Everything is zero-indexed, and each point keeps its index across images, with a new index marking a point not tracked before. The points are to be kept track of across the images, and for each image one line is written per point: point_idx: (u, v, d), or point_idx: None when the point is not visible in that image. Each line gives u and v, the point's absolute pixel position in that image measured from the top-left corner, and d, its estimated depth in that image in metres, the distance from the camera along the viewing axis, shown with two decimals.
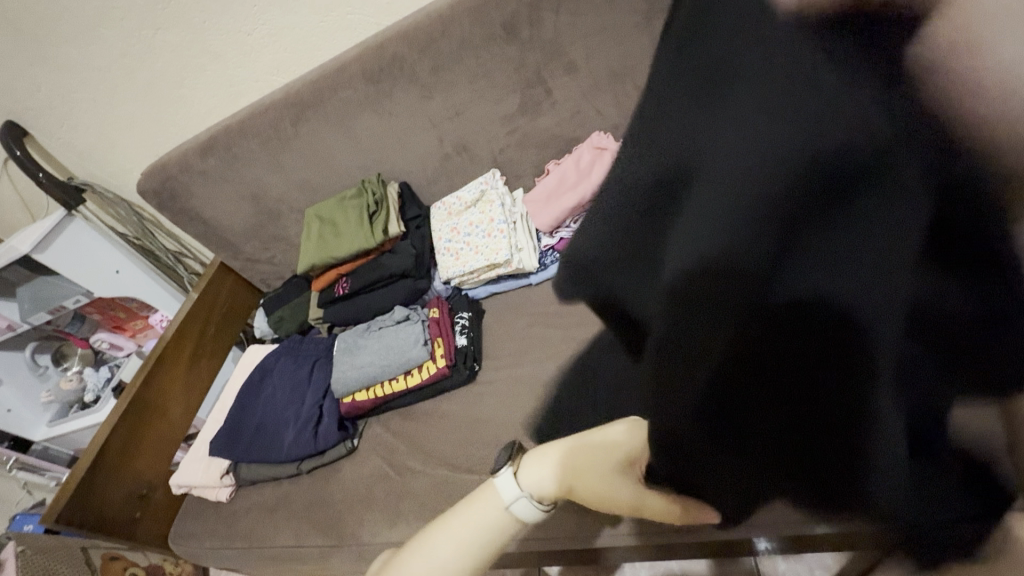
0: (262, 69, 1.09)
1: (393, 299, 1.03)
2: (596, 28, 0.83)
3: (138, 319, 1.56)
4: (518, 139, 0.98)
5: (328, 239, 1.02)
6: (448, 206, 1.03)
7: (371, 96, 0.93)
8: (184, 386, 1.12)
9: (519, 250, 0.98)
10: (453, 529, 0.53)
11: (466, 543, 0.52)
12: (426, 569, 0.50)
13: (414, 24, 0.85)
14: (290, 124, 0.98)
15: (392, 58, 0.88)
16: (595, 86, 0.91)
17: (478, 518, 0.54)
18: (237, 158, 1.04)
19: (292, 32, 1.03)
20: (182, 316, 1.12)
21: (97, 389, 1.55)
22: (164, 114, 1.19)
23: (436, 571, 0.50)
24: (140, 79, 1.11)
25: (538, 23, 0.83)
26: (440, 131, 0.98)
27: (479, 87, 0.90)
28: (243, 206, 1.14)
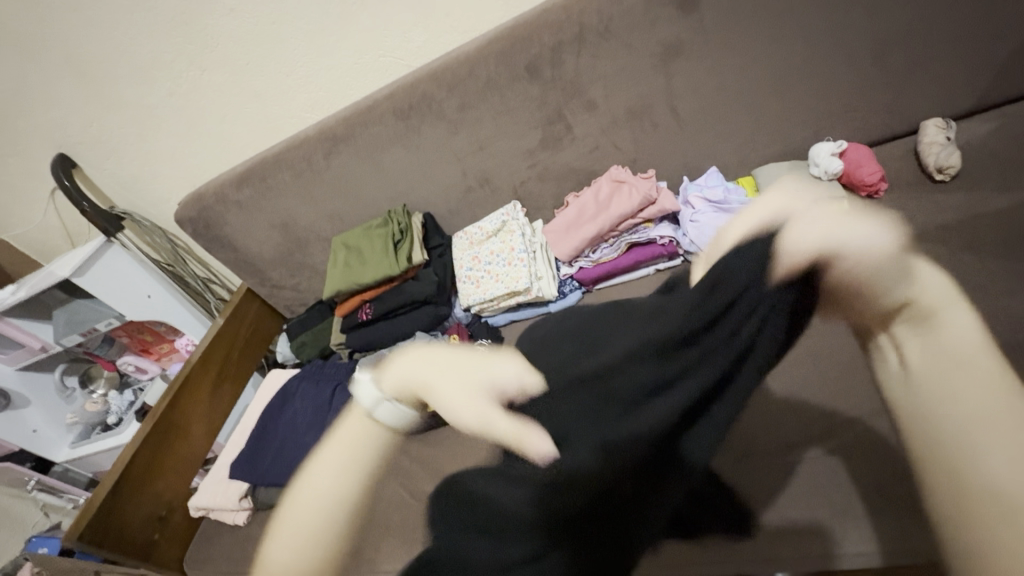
0: (298, 106, 1.16)
1: (415, 324, 1.06)
2: (615, 69, 0.88)
3: (165, 343, 1.58)
4: (539, 173, 1.02)
5: (354, 265, 1.06)
6: (470, 235, 1.06)
7: (400, 131, 0.98)
8: (207, 407, 1.15)
9: (539, 279, 1.00)
10: (334, 442, 0.57)
11: (341, 461, 0.54)
12: (307, 485, 0.53)
13: (443, 66, 0.90)
14: (322, 157, 1.03)
15: (421, 97, 0.93)
16: (614, 123, 0.94)
17: (357, 426, 0.58)
18: (271, 188, 1.09)
19: (328, 72, 1.10)
20: (209, 338, 1.15)
21: (120, 411, 1.58)
22: (204, 147, 1.26)
23: (315, 486, 0.53)
24: (184, 115, 1.19)
25: (560, 64, 0.87)
26: (464, 164, 1.02)
27: (503, 123, 0.95)
28: (273, 234, 1.18)
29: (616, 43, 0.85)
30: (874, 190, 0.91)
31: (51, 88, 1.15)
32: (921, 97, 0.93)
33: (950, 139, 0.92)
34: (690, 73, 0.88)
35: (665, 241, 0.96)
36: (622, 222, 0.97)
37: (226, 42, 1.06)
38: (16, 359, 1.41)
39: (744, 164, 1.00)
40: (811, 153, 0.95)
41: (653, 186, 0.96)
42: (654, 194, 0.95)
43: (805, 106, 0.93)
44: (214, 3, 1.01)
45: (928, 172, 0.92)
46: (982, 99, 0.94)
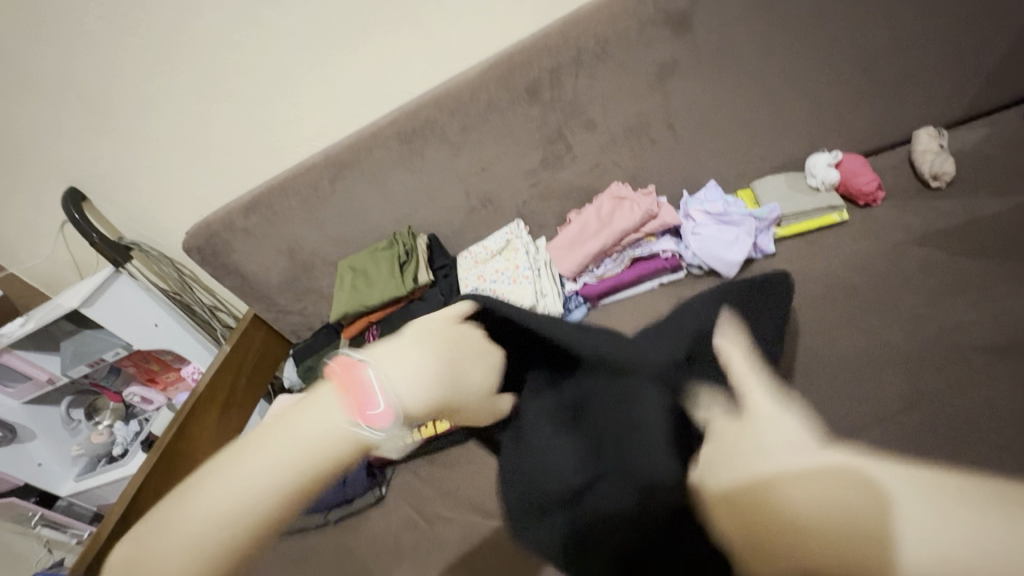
0: (304, 134, 1.19)
1: None
2: (612, 90, 0.90)
3: (171, 372, 1.59)
4: (540, 192, 1.04)
5: (361, 288, 1.06)
6: (475, 254, 1.07)
7: (404, 155, 1.00)
8: (215, 434, 1.15)
9: (544, 296, 1.00)
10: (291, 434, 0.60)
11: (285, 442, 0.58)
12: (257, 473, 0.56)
13: (445, 91, 0.93)
14: (328, 182, 1.05)
15: (424, 121, 0.96)
16: (613, 141, 0.96)
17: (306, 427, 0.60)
18: (278, 215, 1.12)
19: (333, 101, 1.13)
20: (216, 366, 1.16)
21: (125, 442, 1.57)
22: (213, 177, 1.29)
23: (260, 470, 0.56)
24: (192, 146, 1.22)
25: (559, 86, 0.89)
26: (466, 185, 1.04)
27: (504, 145, 0.97)
28: (279, 259, 1.20)
29: (612, 64, 0.87)
30: (873, 199, 0.93)
31: (65, 124, 1.19)
32: (912, 107, 0.94)
33: (943, 147, 0.93)
34: (687, 90, 0.90)
35: (668, 255, 0.97)
36: (625, 237, 0.98)
37: (236, 75, 1.10)
38: (23, 393, 1.42)
39: (743, 177, 1.01)
40: (807, 164, 0.96)
41: (654, 201, 0.97)
42: (655, 209, 0.97)
43: (800, 118, 0.95)
44: (223, 39, 1.05)
45: (923, 179, 0.93)
46: (973, 106, 0.95)
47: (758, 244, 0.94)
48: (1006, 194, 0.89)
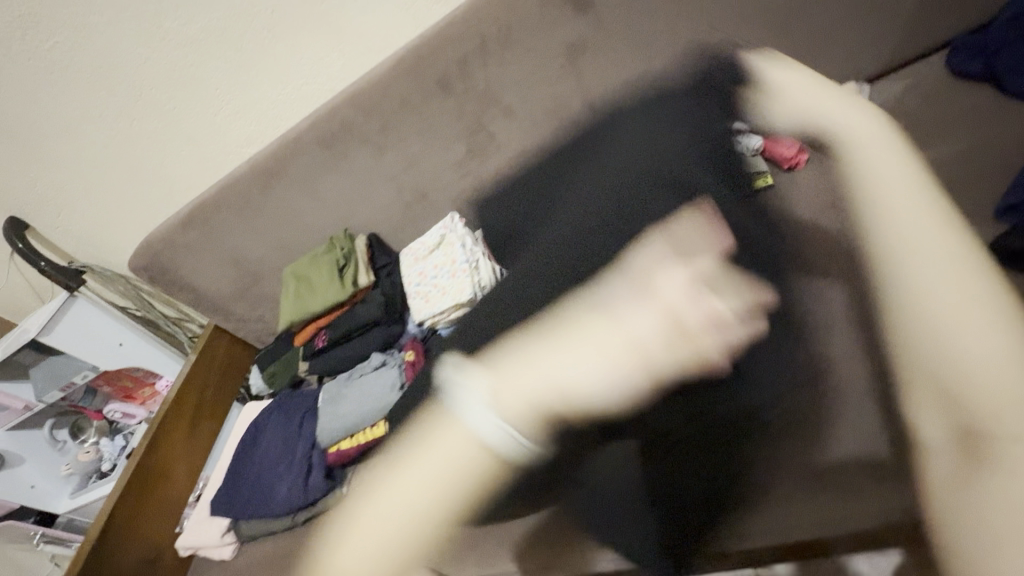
0: (233, 143, 1.17)
1: (368, 347, 1.05)
2: (525, 75, 0.88)
3: (146, 387, 1.59)
4: (472, 184, 1.03)
5: (304, 295, 1.06)
6: (414, 251, 1.06)
7: (328, 160, 0.99)
8: (188, 442, 1.23)
9: (483, 288, 0.99)
10: None
11: None
12: None
13: (358, 90, 0.91)
14: (258, 193, 1.05)
15: (342, 123, 0.94)
16: (535, 126, 0.94)
17: None
18: (215, 228, 1.12)
19: (254, 107, 1.11)
20: (179, 383, 1.21)
21: (113, 457, 1.60)
22: (151, 193, 1.27)
23: None
24: (122, 164, 1.19)
25: (470, 77, 0.87)
26: (397, 183, 1.03)
27: (427, 139, 0.96)
28: (228, 271, 1.22)
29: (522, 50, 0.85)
30: None
31: None
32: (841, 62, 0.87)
33: None
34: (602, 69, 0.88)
35: None
36: None
37: (151, 89, 1.07)
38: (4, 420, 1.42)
39: None
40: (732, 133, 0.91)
41: None
42: None
43: None
44: (128, 55, 1.01)
45: None
46: (922, 45, 0.86)
47: None
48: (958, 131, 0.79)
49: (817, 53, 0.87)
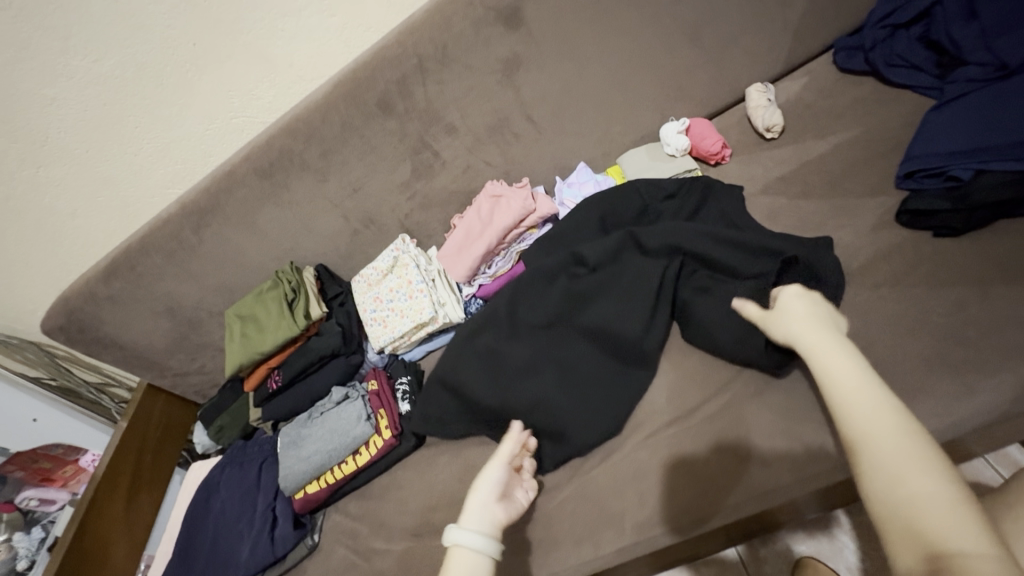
0: (156, 183, 1.07)
1: (328, 381, 1.00)
2: (464, 91, 0.89)
3: (69, 465, 1.36)
4: (420, 202, 1.02)
5: (252, 335, 0.99)
6: (367, 277, 1.04)
7: (267, 190, 0.94)
8: (124, 518, 1.10)
9: (442, 305, 0.98)
10: None
11: None
12: None
13: (295, 117, 0.87)
14: (192, 232, 0.98)
15: (280, 152, 0.90)
16: (478, 141, 0.96)
17: None
18: (144, 275, 1.03)
19: (178, 145, 1.03)
20: (112, 451, 1.08)
21: (31, 553, 1.24)
22: (57, 250, 1.11)
23: None
24: (22, 218, 1.03)
25: (410, 96, 0.88)
26: (343, 209, 1.01)
27: (370, 162, 0.94)
28: (160, 321, 1.12)
29: (458, 67, 0.86)
30: (721, 158, 0.95)
31: None
32: (745, 66, 0.97)
33: (771, 100, 0.94)
34: (536, 82, 0.91)
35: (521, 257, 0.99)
36: (508, 233, 0.97)
37: (57, 133, 0.95)
38: None
39: (609, 155, 1.03)
40: (661, 135, 0.98)
41: (529, 194, 0.97)
42: (532, 203, 0.97)
43: (651, 91, 0.97)
44: (31, 96, 0.90)
45: (758, 133, 0.94)
46: (813, 47, 0.97)
47: None
48: (854, 117, 0.89)
49: (727, 58, 0.95)
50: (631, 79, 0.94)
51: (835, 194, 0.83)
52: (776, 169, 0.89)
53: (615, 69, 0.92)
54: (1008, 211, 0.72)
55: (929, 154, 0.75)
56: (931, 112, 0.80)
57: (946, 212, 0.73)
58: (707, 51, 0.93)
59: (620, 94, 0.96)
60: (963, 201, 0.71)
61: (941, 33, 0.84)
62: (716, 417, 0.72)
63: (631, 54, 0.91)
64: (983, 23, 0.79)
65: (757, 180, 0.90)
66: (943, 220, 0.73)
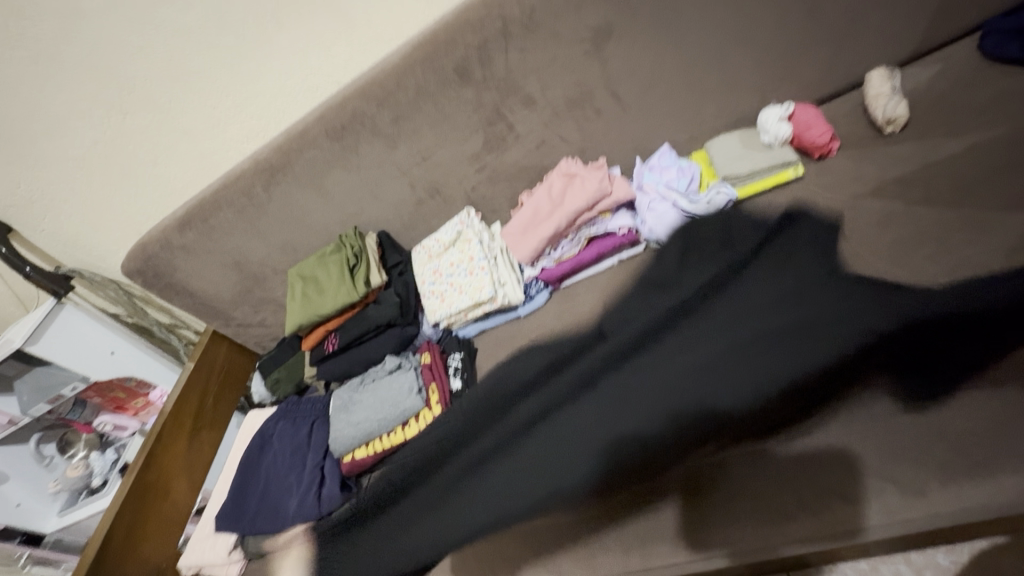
0: (231, 139, 1.08)
1: (383, 349, 1.00)
2: (547, 61, 0.83)
3: (140, 398, 1.45)
4: (487, 176, 0.98)
5: (313, 297, 1.00)
6: (428, 248, 1.02)
7: (337, 153, 0.93)
8: (186, 455, 1.15)
9: (502, 285, 0.95)
10: None
11: None
12: None
13: (370, 80, 0.85)
14: (262, 189, 0.98)
15: (353, 114, 0.88)
16: (555, 116, 0.90)
17: None
18: (216, 228, 1.05)
19: (254, 101, 1.03)
20: (179, 390, 1.14)
21: (104, 473, 1.38)
22: (137, 194, 1.15)
23: None
24: (110, 162, 1.07)
25: (490, 63, 0.83)
26: (410, 177, 0.98)
27: (442, 131, 0.91)
28: (227, 273, 1.15)
29: (544, 34, 0.80)
30: (827, 151, 0.85)
31: None
32: (868, 48, 0.85)
33: (896, 89, 0.83)
34: (627, 56, 0.84)
35: (589, 241, 0.93)
36: (579, 216, 0.91)
37: (145, 82, 0.96)
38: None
39: (695, 139, 0.95)
40: (759, 121, 0.88)
41: (605, 176, 0.91)
42: (607, 185, 0.90)
43: (754, 71, 0.87)
44: (124, 45, 0.92)
45: (876, 126, 0.84)
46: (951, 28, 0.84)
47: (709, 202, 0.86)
48: (994, 119, 0.78)
49: (847, 38, 0.84)
50: (732, 56, 0.85)
51: (962, 205, 0.73)
52: (892, 169, 0.80)
53: (715, 43, 0.83)
54: None
55: None
56: None
57: None
58: (824, 28, 0.83)
59: (717, 73, 0.87)
60: None
61: None
62: (815, 450, 0.63)
63: (735, 28, 0.82)
64: None
65: (868, 179, 0.81)
66: None
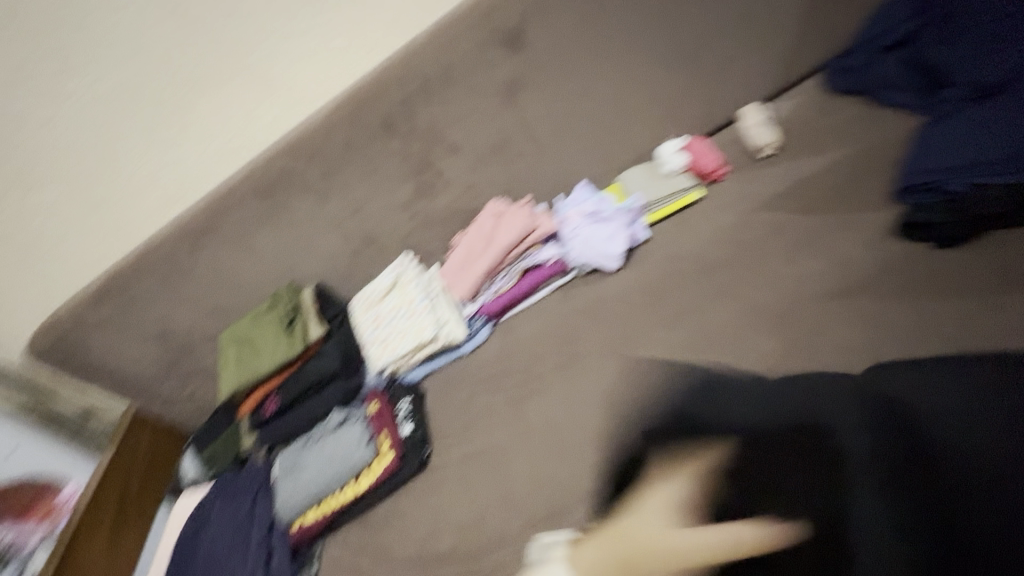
0: (151, 206, 1.03)
1: (328, 404, 0.97)
2: (467, 111, 0.90)
3: None
4: (421, 221, 1.01)
5: (249, 358, 0.98)
6: (366, 297, 1.03)
7: (267, 211, 0.94)
8: (107, 554, 1.05)
9: (445, 324, 0.97)
10: None
11: None
12: None
13: (297, 138, 0.87)
14: (187, 253, 0.96)
15: (281, 172, 0.90)
16: (480, 161, 0.96)
17: None
18: (138, 298, 1.01)
19: (176, 166, 1.00)
20: (97, 483, 1.03)
21: None
22: (40, 274, 1.05)
23: None
24: (12, 240, 1.00)
25: (413, 116, 0.88)
26: (343, 229, 0.99)
27: (372, 181, 0.94)
28: (150, 346, 1.08)
29: (462, 88, 0.87)
30: (718, 175, 0.97)
31: None
32: (740, 87, 0.99)
33: (768, 120, 0.97)
34: (538, 103, 0.92)
35: (523, 273, 0.99)
36: (510, 251, 0.97)
37: (54, 152, 0.93)
38: None
39: (610, 174, 1.04)
40: (659, 154, 0.99)
41: (530, 212, 0.97)
42: (533, 221, 0.97)
43: (651, 111, 0.98)
44: (32, 118, 0.90)
45: (755, 151, 0.96)
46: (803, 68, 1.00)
47: (633, 235, 0.95)
48: (852, 138, 0.92)
49: (721, 80, 0.98)
50: (629, 100, 0.96)
51: (832, 211, 0.86)
52: (775, 186, 0.92)
53: (613, 89, 0.94)
54: (996, 220, 0.76)
55: (922, 170, 0.78)
56: (925, 128, 0.83)
57: (940, 224, 0.77)
58: (700, 74, 0.96)
59: (619, 115, 0.97)
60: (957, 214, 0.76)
61: (933, 55, 0.87)
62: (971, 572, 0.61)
63: (627, 77, 0.93)
64: (965, 47, 0.84)
65: (758, 196, 0.92)
66: (939, 231, 0.78)
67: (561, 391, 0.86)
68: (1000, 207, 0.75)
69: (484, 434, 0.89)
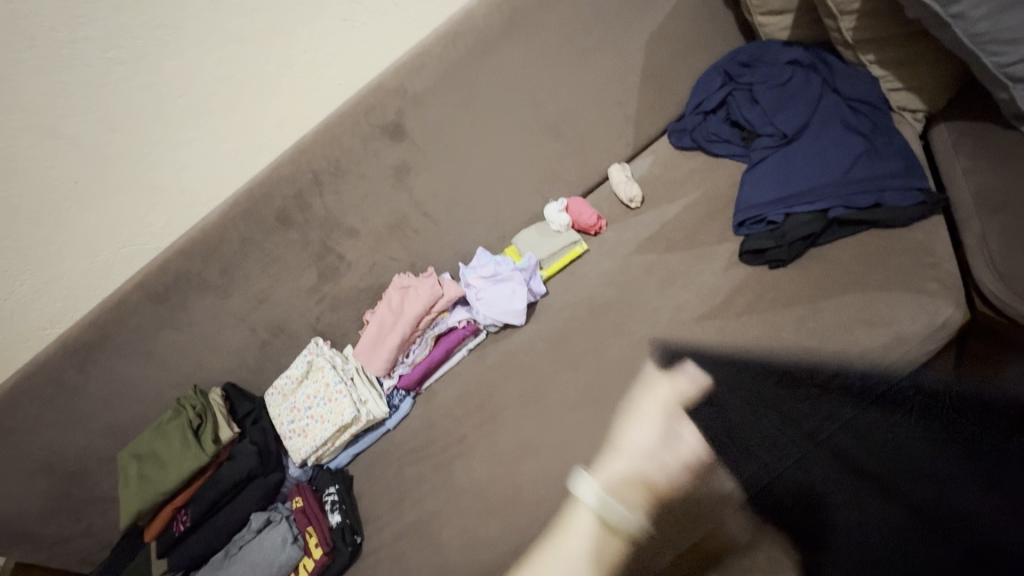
0: (30, 325, 0.96)
1: (246, 510, 0.92)
2: (361, 198, 0.96)
3: None
4: (329, 304, 1.03)
5: (152, 475, 0.91)
6: (281, 387, 1.00)
7: (163, 315, 0.91)
8: None
9: (364, 402, 0.97)
10: None
11: None
12: None
13: (191, 241, 0.88)
14: (75, 371, 0.91)
15: (176, 274, 0.89)
16: (379, 240, 1.02)
17: None
18: (16, 429, 0.92)
19: (57, 282, 0.94)
20: None
21: None
22: None
23: None
24: None
25: (308, 207, 0.93)
26: (249, 322, 0.98)
27: (274, 272, 0.96)
28: (31, 482, 0.97)
29: (352, 177, 0.94)
30: (598, 228, 1.08)
31: None
32: (604, 151, 1.14)
33: (629, 176, 1.12)
34: (426, 183, 1.01)
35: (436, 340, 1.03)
36: (420, 321, 1.01)
37: None
38: None
39: (504, 237, 1.13)
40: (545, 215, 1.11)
41: (435, 281, 1.02)
42: (438, 288, 1.01)
43: (530, 179, 1.10)
44: None
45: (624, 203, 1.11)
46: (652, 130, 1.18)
47: (532, 289, 1.02)
48: (698, 185, 1.09)
49: (586, 147, 1.12)
50: (510, 171, 1.07)
51: (692, 247, 1.00)
52: (645, 231, 1.06)
53: (493, 164, 1.05)
54: (815, 242, 0.92)
55: (751, 206, 0.95)
56: (747, 173, 1.00)
57: (774, 248, 0.92)
58: (568, 143, 1.10)
59: (502, 185, 1.08)
60: (783, 239, 0.91)
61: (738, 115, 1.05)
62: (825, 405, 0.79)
63: (504, 153, 1.05)
64: (763, 106, 1.01)
65: (633, 242, 1.05)
66: (775, 255, 0.92)
67: (482, 448, 0.90)
68: (814, 229, 0.90)
69: (414, 507, 0.89)
